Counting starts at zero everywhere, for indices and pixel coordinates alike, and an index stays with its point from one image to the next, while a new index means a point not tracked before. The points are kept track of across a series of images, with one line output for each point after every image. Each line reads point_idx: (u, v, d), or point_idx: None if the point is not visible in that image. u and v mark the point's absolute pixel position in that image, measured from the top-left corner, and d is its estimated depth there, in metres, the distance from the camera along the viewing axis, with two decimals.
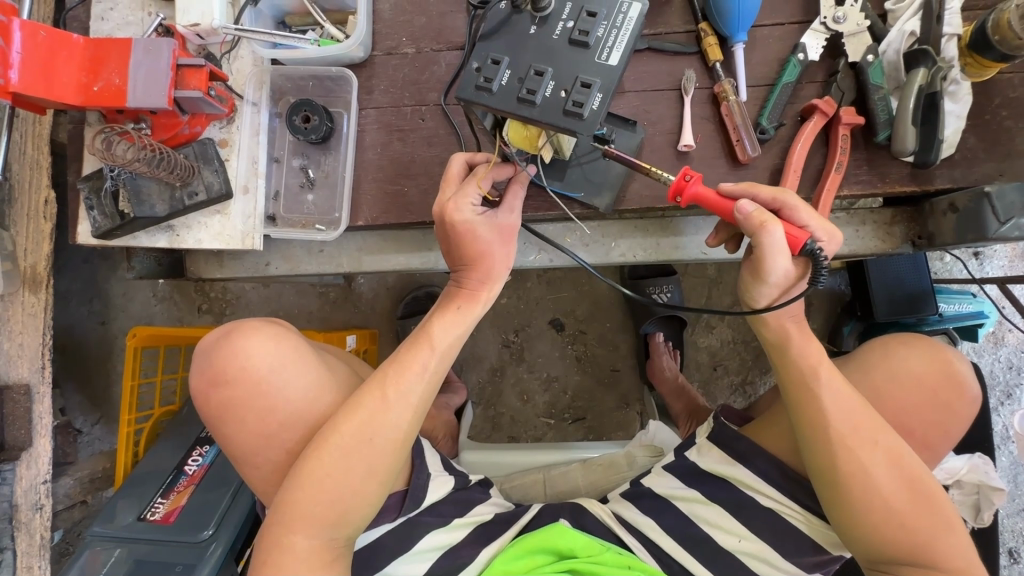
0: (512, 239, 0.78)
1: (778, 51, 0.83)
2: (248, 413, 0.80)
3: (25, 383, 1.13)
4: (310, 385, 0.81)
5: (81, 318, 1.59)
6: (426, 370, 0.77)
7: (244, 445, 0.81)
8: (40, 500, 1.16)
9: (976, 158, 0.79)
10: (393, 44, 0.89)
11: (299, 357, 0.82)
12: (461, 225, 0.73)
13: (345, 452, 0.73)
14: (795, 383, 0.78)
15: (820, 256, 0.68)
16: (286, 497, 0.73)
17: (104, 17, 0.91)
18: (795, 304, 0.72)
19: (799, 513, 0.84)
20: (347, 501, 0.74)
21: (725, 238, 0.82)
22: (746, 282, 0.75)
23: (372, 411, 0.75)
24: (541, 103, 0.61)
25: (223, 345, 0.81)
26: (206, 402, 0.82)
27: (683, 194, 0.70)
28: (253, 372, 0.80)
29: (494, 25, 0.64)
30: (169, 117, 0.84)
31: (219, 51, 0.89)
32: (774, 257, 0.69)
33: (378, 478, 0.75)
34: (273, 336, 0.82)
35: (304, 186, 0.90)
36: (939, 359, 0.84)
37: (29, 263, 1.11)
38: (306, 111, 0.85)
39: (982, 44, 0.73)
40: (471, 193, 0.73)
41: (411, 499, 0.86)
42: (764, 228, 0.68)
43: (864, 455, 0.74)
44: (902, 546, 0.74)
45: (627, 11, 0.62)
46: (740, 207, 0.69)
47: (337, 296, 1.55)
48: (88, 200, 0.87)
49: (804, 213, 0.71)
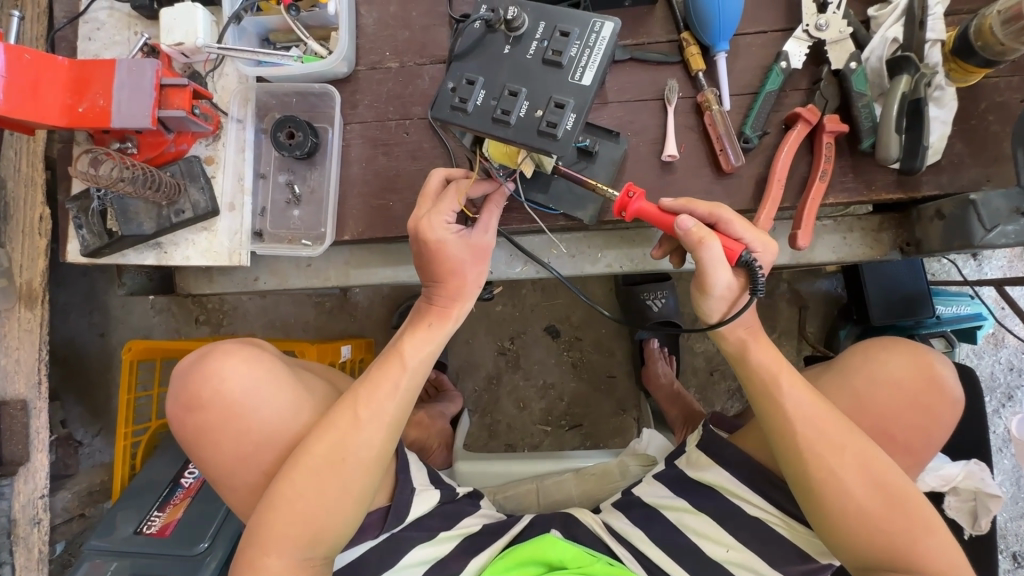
0: (485, 257, 0.78)
1: (762, 59, 0.83)
2: (224, 436, 0.80)
3: (22, 399, 1.14)
4: (286, 407, 0.81)
5: (82, 331, 1.60)
6: (398, 387, 0.77)
7: (221, 468, 0.81)
8: (37, 515, 1.16)
9: (963, 164, 0.79)
10: (376, 59, 0.89)
11: (276, 378, 0.82)
12: (434, 243, 0.74)
13: (317, 472, 0.74)
14: (759, 398, 0.80)
15: (756, 266, 0.70)
16: (260, 521, 0.73)
17: (92, 37, 0.92)
18: (739, 316, 0.73)
19: (780, 519, 0.84)
20: (321, 523, 0.74)
21: (670, 250, 0.84)
22: (694, 297, 0.76)
23: (342, 430, 0.75)
24: (517, 123, 0.61)
25: (198, 368, 0.82)
26: (182, 427, 0.82)
27: (627, 210, 0.72)
28: (227, 395, 0.80)
29: (469, 44, 0.64)
30: (155, 136, 0.85)
31: (204, 69, 0.90)
32: (714, 270, 0.70)
33: (350, 501, 0.75)
34: (244, 357, 0.82)
35: (290, 201, 0.91)
36: (919, 362, 0.84)
37: (24, 280, 1.12)
38: (290, 127, 0.86)
39: (965, 50, 0.73)
40: (447, 211, 0.73)
41: (394, 514, 0.86)
42: (702, 244, 0.69)
43: (834, 461, 0.75)
44: (882, 551, 0.74)
45: (599, 31, 0.62)
46: (681, 222, 0.71)
47: (333, 306, 1.56)
48: (76, 220, 0.88)
49: (739, 226, 0.72)
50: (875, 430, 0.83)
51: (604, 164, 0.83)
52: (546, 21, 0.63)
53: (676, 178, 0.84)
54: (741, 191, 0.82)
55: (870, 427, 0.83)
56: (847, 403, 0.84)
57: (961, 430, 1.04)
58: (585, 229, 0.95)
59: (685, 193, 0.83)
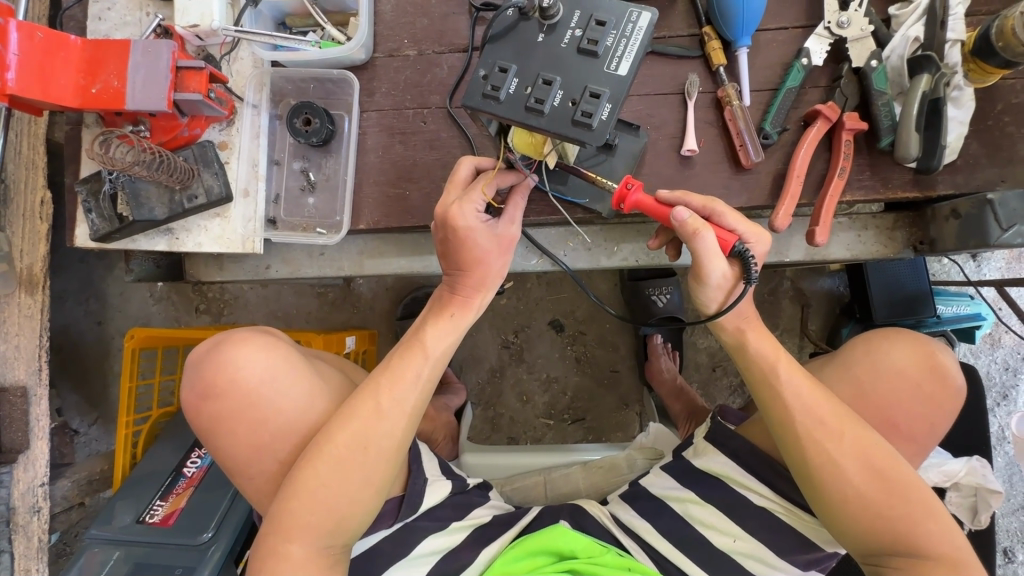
0: (510, 248, 0.78)
1: (782, 56, 0.83)
2: (240, 425, 0.79)
3: (22, 386, 1.11)
4: (304, 395, 0.81)
5: (78, 318, 1.57)
6: (420, 376, 0.77)
7: (237, 457, 0.80)
8: (37, 503, 1.14)
9: (978, 164, 0.79)
10: (394, 46, 0.88)
11: (293, 366, 0.82)
12: (463, 230, 0.73)
13: (340, 460, 0.73)
14: (760, 385, 0.81)
15: (749, 257, 0.70)
16: (280, 509, 0.73)
17: (102, 17, 0.90)
18: (736, 306, 0.73)
19: (781, 506, 0.85)
20: (343, 510, 0.74)
21: (666, 240, 0.84)
22: (690, 287, 0.76)
23: (365, 420, 0.75)
24: (550, 112, 0.61)
25: (214, 356, 0.81)
26: (196, 415, 0.81)
27: (625, 202, 0.71)
28: (244, 384, 0.79)
29: (501, 31, 0.64)
30: (168, 120, 0.83)
31: (219, 53, 0.88)
32: (709, 261, 0.70)
33: (372, 488, 0.75)
34: (262, 346, 0.81)
35: (305, 189, 0.90)
36: (920, 351, 0.86)
37: (25, 264, 1.09)
38: (307, 113, 0.85)
39: (986, 51, 0.74)
40: (478, 198, 0.73)
41: (408, 504, 0.86)
42: (696, 235, 0.69)
43: (833, 448, 0.76)
44: (884, 536, 0.75)
45: (636, 21, 0.61)
46: (676, 213, 0.70)
47: (336, 296, 1.55)
48: (86, 203, 0.86)
49: (730, 218, 0.73)
50: (879, 420, 0.84)
51: (623, 157, 0.83)
52: (580, 10, 0.63)
53: (695, 173, 0.84)
54: (759, 186, 0.82)
55: (873, 413, 0.84)
56: (850, 390, 0.86)
57: (962, 427, 1.06)
58: (601, 223, 0.95)
59: (703, 188, 0.84)
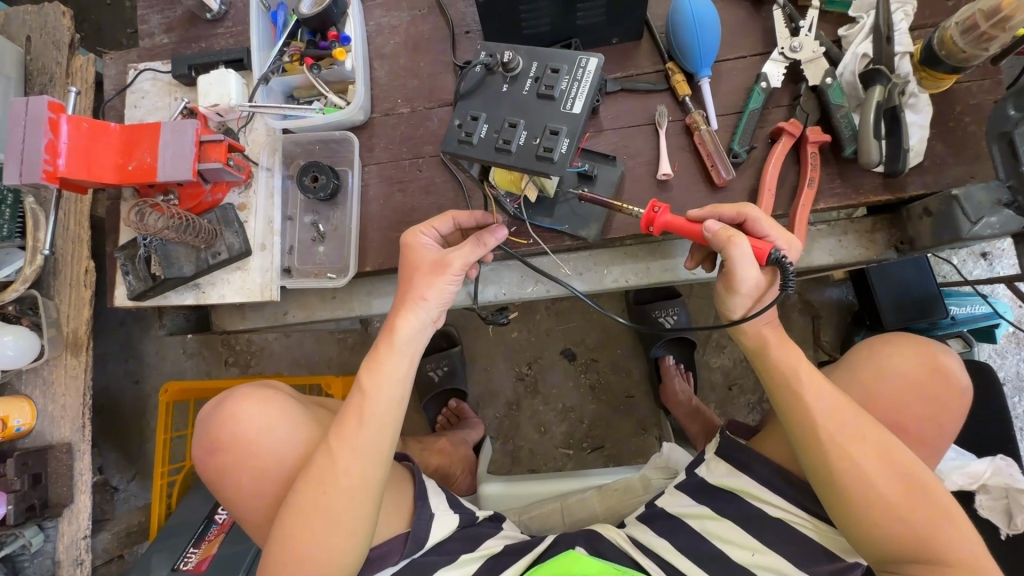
0: (443, 273, 0.76)
1: (743, 81, 0.89)
2: (242, 473, 0.85)
3: (67, 442, 1.19)
4: (291, 444, 0.85)
5: (118, 378, 1.68)
6: (364, 417, 0.77)
7: (242, 504, 0.85)
8: (80, 556, 1.19)
9: (946, 163, 0.83)
10: (389, 106, 0.98)
11: (286, 416, 0.87)
12: (410, 242, 0.80)
13: (311, 508, 0.75)
14: (779, 389, 0.81)
15: (786, 262, 0.70)
16: (268, 555, 0.76)
17: (137, 104, 1.03)
18: (764, 313, 0.75)
19: (806, 520, 0.85)
20: (317, 558, 0.75)
21: (702, 259, 0.87)
22: (720, 295, 0.78)
23: (324, 468, 0.77)
24: (517, 150, 0.68)
25: (219, 411, 0.88)
26: (206, 468, 0.88)
27: (655, 224, 0.75)
28: (242, 435, 0.85)
29: (471, 86, 0.72)
30: (194, 187, 0.95)
31: (237, 126, 1.00)
32: (744, 268, 0.72)
33: (347, 534, 0.75)
34: (259, 399, 0.87)
35: (315, 239, 0.98)
36: (923, 353, 0.86)
37: (70, 328, 1.18)
38: (314, 172, 0.94)
39: (932, 60, 0.79)
40: (434, 225, 0.81)
41: (414, 539, 0.88)
42: (732, 242, 0.72)
43: (854, 452, 0.76)
44: (907, 541, 0.74)
45: (586, 66, 0.69)
46: (708, 226, 0.74)
47: (355, 341, 1.61)
48: (124, 266, 0.96)
49: (766, 224, 0.75)
50: (886, 423, 0.84)
51: (603, 186, 0.89)
52: (538, 61, 0.71)
53: (672, 194, 0.89)
54: (735, 202, 0.87)
55: (882, 417, 0.84)
56: (855, 395, 0.86)
57: (985, 428, 1.02)
58: (590, 248, 1.01)
59: (683, 209, 0.89)
